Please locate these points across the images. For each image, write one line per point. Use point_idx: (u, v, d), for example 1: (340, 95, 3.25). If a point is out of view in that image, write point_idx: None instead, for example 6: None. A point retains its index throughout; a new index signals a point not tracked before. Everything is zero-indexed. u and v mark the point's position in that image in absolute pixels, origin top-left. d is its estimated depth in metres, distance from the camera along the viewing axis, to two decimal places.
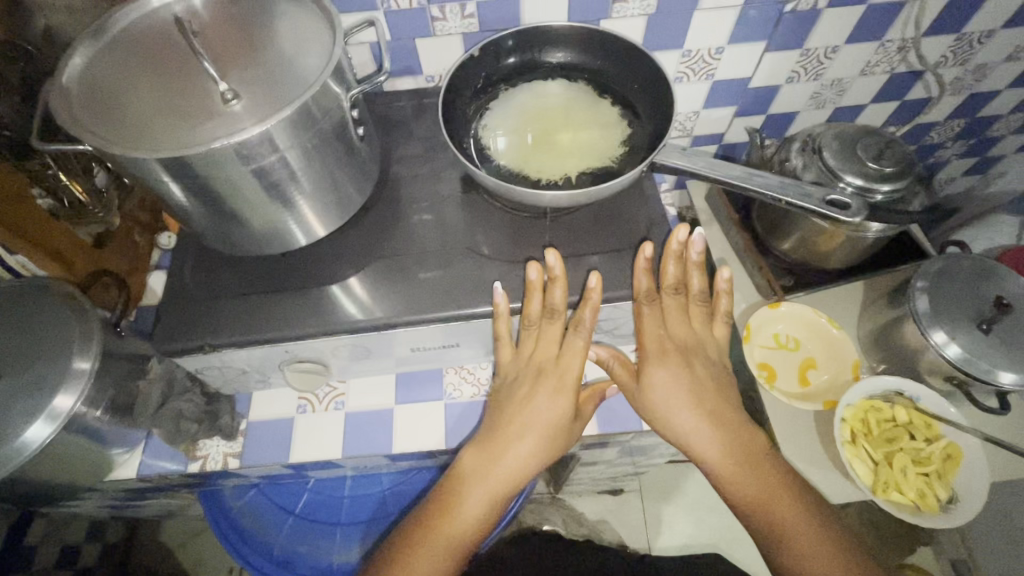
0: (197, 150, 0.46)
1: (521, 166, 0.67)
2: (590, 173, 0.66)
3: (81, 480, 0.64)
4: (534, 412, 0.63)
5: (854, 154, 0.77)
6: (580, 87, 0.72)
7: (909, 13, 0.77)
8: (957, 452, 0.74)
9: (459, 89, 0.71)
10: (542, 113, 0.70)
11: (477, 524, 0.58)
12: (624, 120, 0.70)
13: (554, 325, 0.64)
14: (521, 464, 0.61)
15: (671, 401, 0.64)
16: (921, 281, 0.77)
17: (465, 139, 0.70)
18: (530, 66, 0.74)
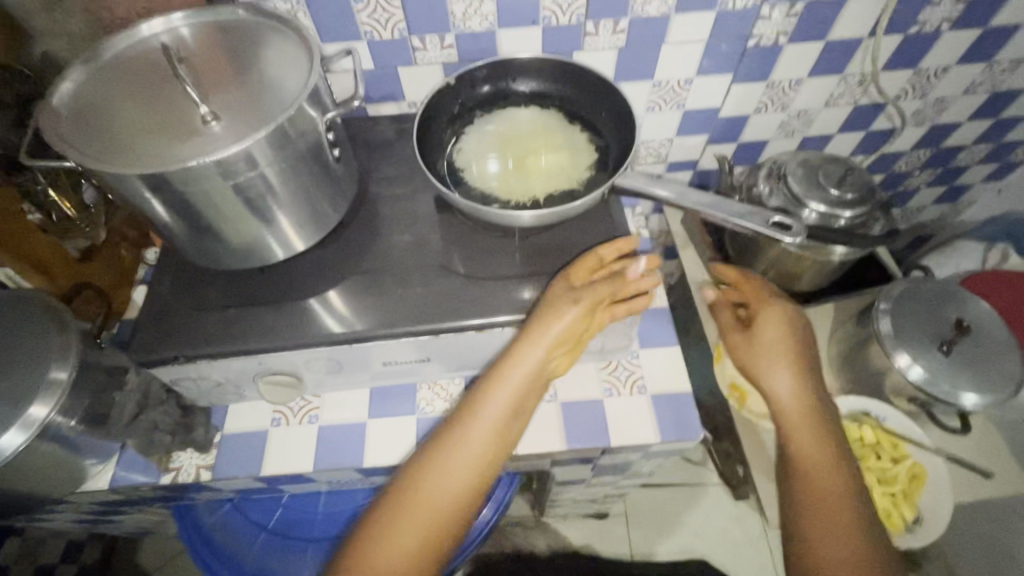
0: (178, 168, 0.48)
1: (492, 190, 0.70)
2: (557, 196, 0.69)
3: (53, 491, 0.65)
4: (552, 328, 0.58)
5: (817, 180, 0.80)
6: (551, 114, 0.76)
7: (865, 50, 0.81)
8: (922, 472, 0.77)
9: (436, 114, 0.74)
10: (514, 138, 0.73)
11: (497, 425, 0.58)
12: (594, 145, 0.74)
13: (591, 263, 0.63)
14: (530, 373, 0.59)
15: (770, 353, 0.71)
16: (884, 303, 0.80)
17: (441, 163, 0.73)
18: (504, 94, 0.77)
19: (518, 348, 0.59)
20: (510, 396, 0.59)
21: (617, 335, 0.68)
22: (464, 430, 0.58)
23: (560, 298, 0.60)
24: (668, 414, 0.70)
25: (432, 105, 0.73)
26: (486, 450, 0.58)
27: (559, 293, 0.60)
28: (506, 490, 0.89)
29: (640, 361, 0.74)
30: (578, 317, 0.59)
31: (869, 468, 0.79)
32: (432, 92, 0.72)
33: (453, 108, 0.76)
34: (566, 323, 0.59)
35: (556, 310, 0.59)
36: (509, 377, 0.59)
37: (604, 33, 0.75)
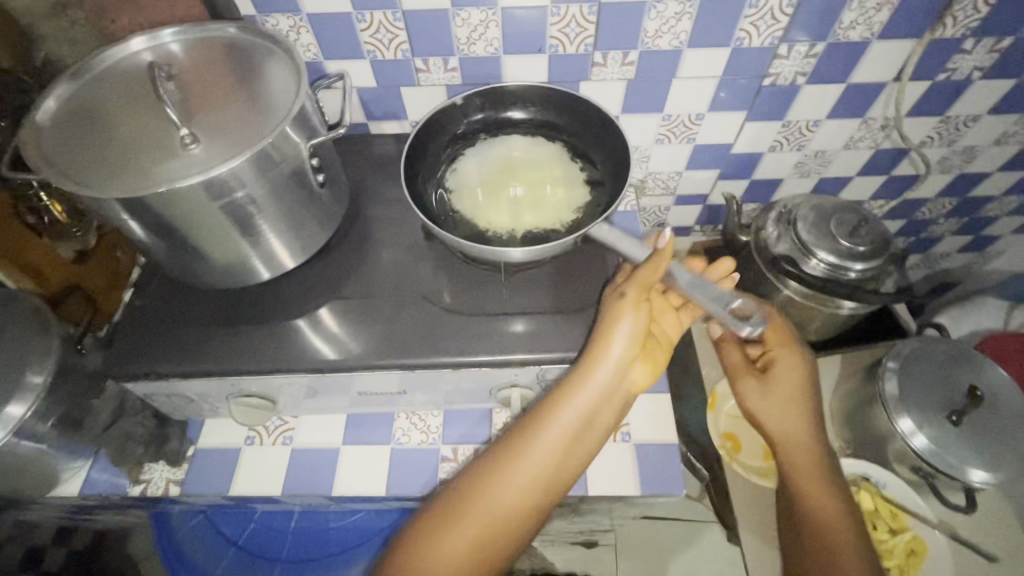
0: (151, 191, 0.47)
1: (474, 214, 0.69)
2: (539, 235, 0.66)
3: (23, 493, 0.65)
4: (615, 340, 0.56)
5: (828, 229, 0.76)
6: (552, 148, 0.74)
7: (890, 94, 0.77)
8: (921, 547, 0.72)
9: (439, 134, 0.74)
10: (510, 166, 0.72)
11: (564, 445, 0.56)
12: (589, 183, 0.71)
13: (644, 277, 0.58)
14: (600, 393, 0.56)
15: (783, 401, 0.69)
16: (892, 361, 0.76)
17: (427, 183, 0.72)
18: (511, 121, 0.76)
19: (590, 365, 0.56)
20: (583, 411, 0.56)
21: None
22: (529, 446, 0.55)
23: (628, 303, 0.57)
24: (651, 465, 0.67)
25: (436, 122, 0.73)
26: (552, 463, 0.55)
27: (610, 299, 0.59)
28: None
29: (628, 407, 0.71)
30: (637, 320, 0.57)
31: None
32: (435, 111, 0.72)
33: (454, 128, 0.75)
34: (628, 330, 0.57)
35: (615, 318, 0.57)
36: (580, 394, 0.55)
37: (612, 64, 0.72)
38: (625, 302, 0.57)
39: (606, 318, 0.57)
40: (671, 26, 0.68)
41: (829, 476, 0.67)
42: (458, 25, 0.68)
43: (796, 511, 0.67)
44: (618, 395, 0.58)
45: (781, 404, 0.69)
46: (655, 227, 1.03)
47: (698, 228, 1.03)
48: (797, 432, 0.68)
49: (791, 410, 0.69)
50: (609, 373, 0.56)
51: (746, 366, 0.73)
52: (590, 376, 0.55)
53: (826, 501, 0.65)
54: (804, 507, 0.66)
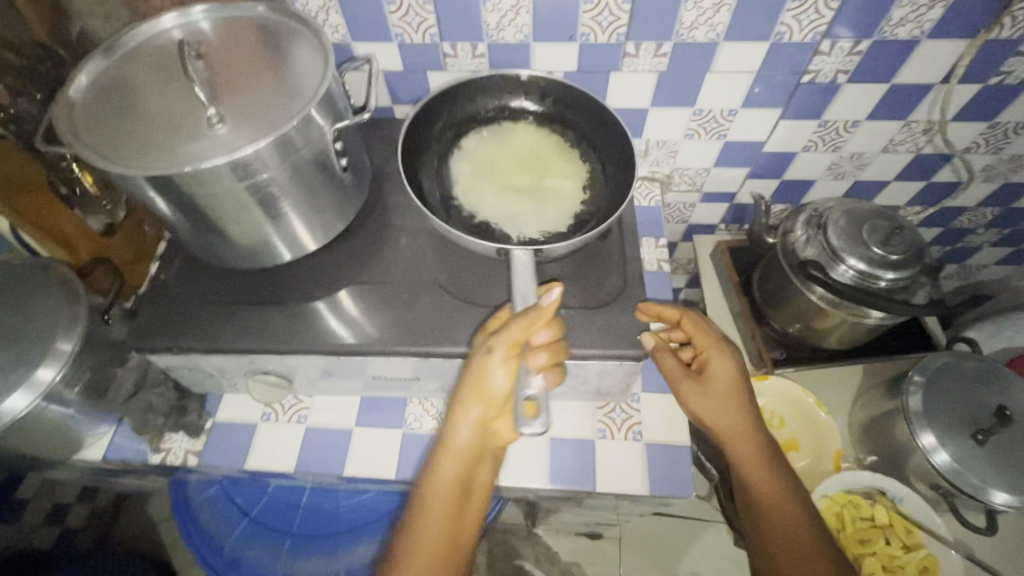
0: (177, 170, 0.47)
1: (466, 178, 0.71)
2: (491, 237, 0.65)
3: (50, 455, 0.67)
4: (470, 408, 0.54)
5: (860, 235, 0.73)
6: (575, 160, 0.73)
7: (936, 97, 0.74)
8: (934, 566, 0.70)
9: (487, 99, 0.75)
10: (533, 152, 0.72)
11: (448, 510, 0.55)
12: (579, 211, 0.69)
13: (519, 326, 0.52)
14: (463, 449, 0.56)
15: (727, 398, 0.62)
16: (918, 375, 0.73)
17: (436, 126, 0.73)
18: (564, 110, 0.75)
19: (452, 424, 0.55)
20: (454, 474, 0.56)
21: (614, 380, 0.64)
22: (416, 522, 0.54)
23: (488, 359, 0.52)
24: (661, 466, 0.67)
25: (495, 85, 0.74)
26: (446, 534, 0.54)
27: (478, 352, 0.54)
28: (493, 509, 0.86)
29: (640, 406, 0.71)
30: (506, 368, 0.53)
31: (875, 552, 0.72)
32: (493, 73, 0.72)
33: (508, 98, 0.75)
34: (495, 388, 0.53)
35: (482, 378, 0.53)
36: (444, 462, 0.55)
37: (645, 55, 0.70)
38: (486, 358, 0.52)
39: (463, 379, 0.54)
40: (707, 18, 0.65)
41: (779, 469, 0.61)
42: (489, 10, 0.66)
43: (760, 528, 0.59)
44: (489, 446, 0.58)
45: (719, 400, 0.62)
46: (678, 223, 1.01)
47: (723, 226, 1.01)
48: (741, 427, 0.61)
49: (735, 407, 0.62)
50: (467, 431, 0.55)
51: (682, 371, 0.64)
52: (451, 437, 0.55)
53: (780, 497, 0.59)
54: (761, 509, 0.60)
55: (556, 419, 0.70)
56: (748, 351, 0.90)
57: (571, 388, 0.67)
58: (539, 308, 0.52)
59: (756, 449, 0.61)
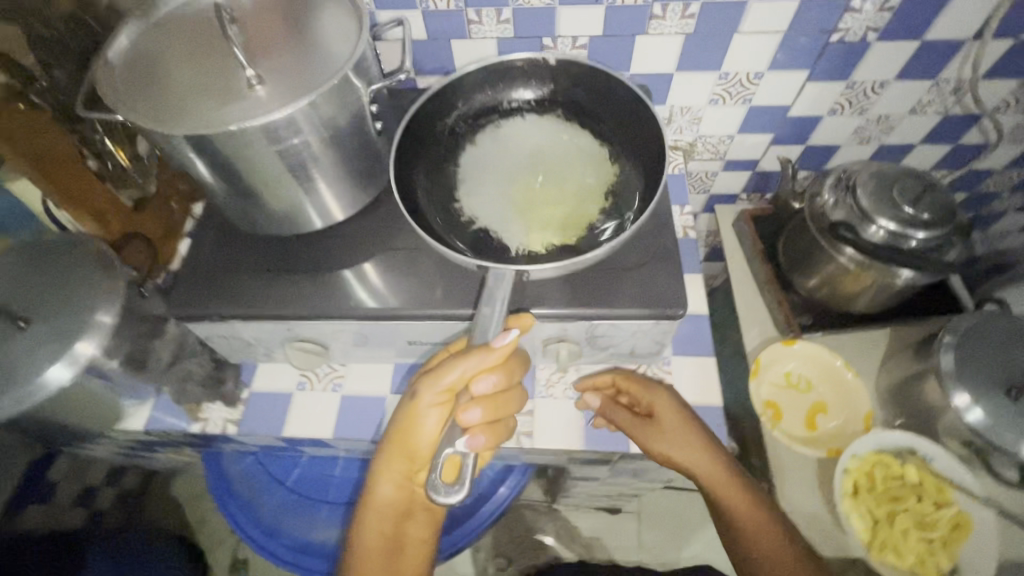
0: (220, 130, 0.48)
1: (478, 172, 0.68)
2: (489, 246, 0.63)
3: (92, 424, 0.69)
4: (392, 462, 0.59)
5: (890, 195, 0.73)
6: (602, 165, 0.68)
7: (967, 53, 0.73)
8: (967, 522, 0.71)
9: (512, 88, 0.73)
10: (550, 156, 0.69)
11: (377, 557, 0.60)
12: (596, 224, 0.63)
13: (448, 375, 0.53)
14: (388, 499, 0.61)
15: (682, 443, 0.61)
16: (949, 336, 0.74)
17: (451, 117, 0.72)
18: (593, 101, 0.72)
19: (375, 476, 0.60)
20: (382, 527, 0.61)
21: (649, 341, 0.64)
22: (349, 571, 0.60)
23: (415, 406, 0.56)
24: None
25: (519, 72, 0.72)
26: None
27: (404, 402, 0.57)
28: (519, 478, 0.88)
29: (671, 368, 0.71)
30: (433, 418, 0.56)
31: (907, 509, 0.73)
32: (518, 58, 0.70)
33: (535, 87, 0.73)
34: (423, 436, 0.57)
35: (408, 431, 0.57)
36: (369, 517, 0.61)
37: (672, 16, 0.70)
38: (414, 405, 0.56)
39: (390, 429, 0.58)
40: None
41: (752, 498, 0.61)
42: None
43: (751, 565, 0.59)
44: (417, 500, 0.62)
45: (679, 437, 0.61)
46: (700, 193, 1.00)
47: (745, 196, 1.00)
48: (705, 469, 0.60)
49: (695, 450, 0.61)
50: (390, 485, 0.60)
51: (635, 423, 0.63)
52: (374, 490, 0.60)
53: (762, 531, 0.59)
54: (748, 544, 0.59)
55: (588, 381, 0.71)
56: (773, 317, 0.90)
57: (603, 352, 0.68)
58: (490, 350, 0.52)
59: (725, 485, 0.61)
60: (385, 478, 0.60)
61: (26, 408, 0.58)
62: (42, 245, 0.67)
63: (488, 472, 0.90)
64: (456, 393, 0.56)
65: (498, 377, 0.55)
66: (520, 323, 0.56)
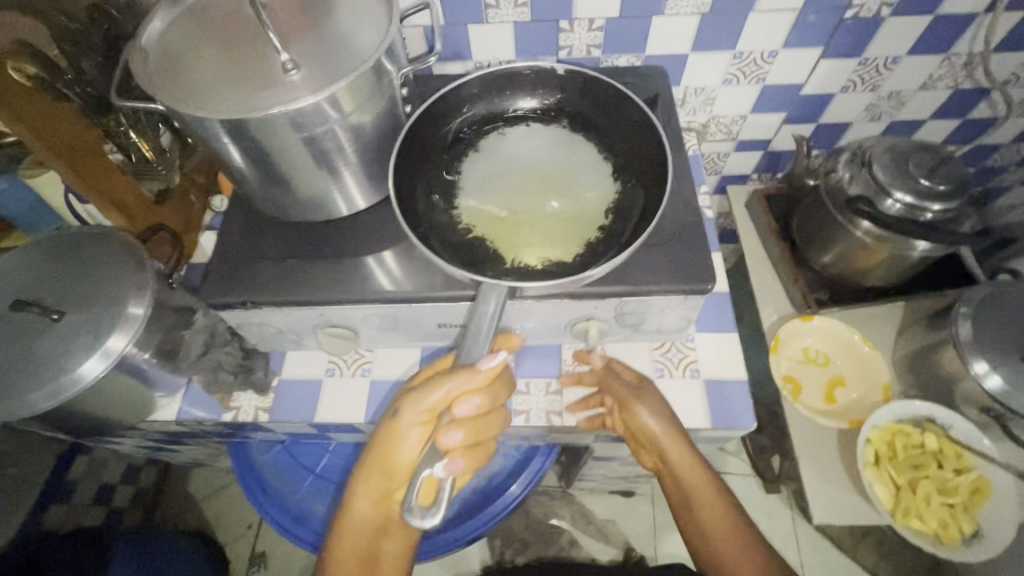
0: (256, 115, 0.48)
1: (477, 179, 0.66)
2: (486, 255, 0.61)
3: (125, 417, 0.69)
4: (370, 477, 0.59)
5: (906, 168, 0.74)
6: (603, 178, 0.66)
7: (979, 27, 0.74)
8: (986, 486, 0.75)
9: (519, 97, 0.71)
10: (551, 167, 0.66)
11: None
12: (595, 239, 0.61)
13: (429, 395, 0.53)
14: (364, 516, 0.60)
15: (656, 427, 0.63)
16: (965, 306, 0.75)
17: (455, 122, 0.70)
18: (597, 112, 0.70)
19: (353, 493, 0.60)
20: (356, 546, 0.59)
21: (675, 317, 0.65)
22: None
23: (396, 422, 0.56)
24: (720, 400, 0.69)
25: (527, 80, 0.71)
26: None
27: (386, 420, 0.57)
28: (545, 460, 0.88)
29: (695, 345, 0.72)
30: (413, 435, 0.57)
31: (928, 475, 0.76)
32: (525, 66, 0.69)
33: (542, 96, 0.71)
34: (403, 454, 0.57)
35: (388, 447, 0.57)
36: (343, 536, 0.60)
37: None
38: (396, 422, 0.56)
39: (370, 445, 0.58)
40: None
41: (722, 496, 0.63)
42: None
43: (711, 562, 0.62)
44: (394, 519, 0.61)
45: (658, 416, 0.63)
46: (711, 175, 1.01)
47: (756, 176, 1.01)
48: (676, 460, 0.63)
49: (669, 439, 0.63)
50: (367, 501, 0.60)
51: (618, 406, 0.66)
52: (349, 506, 0.60)
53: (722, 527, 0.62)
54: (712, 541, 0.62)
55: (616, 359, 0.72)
56: (789, 294, 0.92)
57: (632, 330, 0.69)
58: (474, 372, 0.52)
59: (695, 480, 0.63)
60: (363, 494, 0.60)
61: (62, 401, 0.58)
62: (67, 240, 0.67)
63: (513, 453, 0.91)
64: (438, 413, 0.56)
65: (482, 399, 0.55)
66: (505, 344, 0.62)
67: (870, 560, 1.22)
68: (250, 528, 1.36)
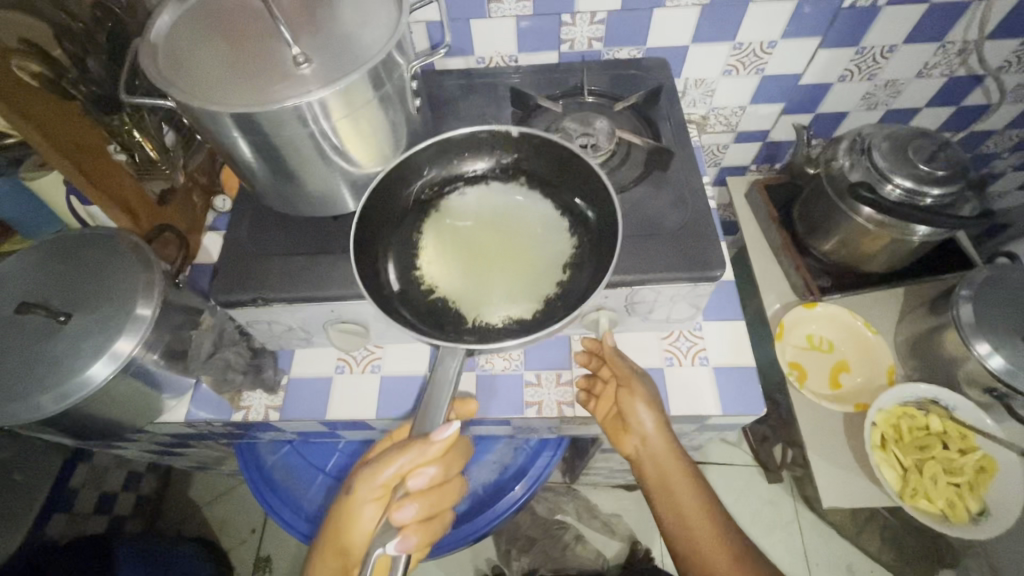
0: (268, 109, 0.48)
1: (435, 246, 0.62)
2: (445, 324, 0.57)
3: (133, 421, 0.68)
4: (331, 551, 0.58)
5: (906, 154, 0.75)
6: (561, 243, 0.61)
7: (973, 15, 0.75)
8: (991, 465, 0.77)
9: (476, 158, 0.65)
10: (507, 226, 0.62)
11: None
12: (552, 296, 0.58)
13: (384, 466, 0.53)
14: None
15: (648, 428, 0.64)
16: (966, 289, 0.76)
17: (416, 185, 0.64)
18: (556, 174, 0.64)
19: (315, 561, 0.59)
20: None
21: (685, 305, 0.66)
22: None
23: (351, 500, 0.56)
24: (730, 388, 0.70)
25: (483, 143, 0.64)
26: None
27: (345, 491, 0.57)
28: (554, 453, 0.88)
29: (703, 333, 0.73)
30: (371, 504, 0.56)
31: (935, 456, 0.78)
32: (480, 129, 0.62)
33: (500, 155, 0.65)
34: (361, 527, 0.57)
35: (349, 518, 0.57)
36: None
37: None
38: (350, 499, 0.56)
39: (331, 519, 0.58)
40: None
41: (710, 508, 0.63)
42: None
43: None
44: None
45: (647, 409, 0.64)
46: (711, 167, 1.02)
47: (755, 167, 1.03)
48: (662, 460, 0.64)
49: (655, 443, 0.65)
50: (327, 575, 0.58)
51: (609, 404, 0.68)
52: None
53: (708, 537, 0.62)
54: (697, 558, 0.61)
55: (626, 349, 0.72)
56: (792, 283, 0.93)
57: (642, 319, 0.70)
58: (427, 443, 0.50)
59: (679, 484, 0.64)
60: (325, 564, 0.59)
61: (70, 405, 0.58)
62: (74, 242, 0.67)
63: (524, 448, 0.91)
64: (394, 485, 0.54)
65: (436, 471, 0.52)
66: (463, 411, 0.63)
67: (872, 545, 1.24)
68: (254, 532, 1.35)
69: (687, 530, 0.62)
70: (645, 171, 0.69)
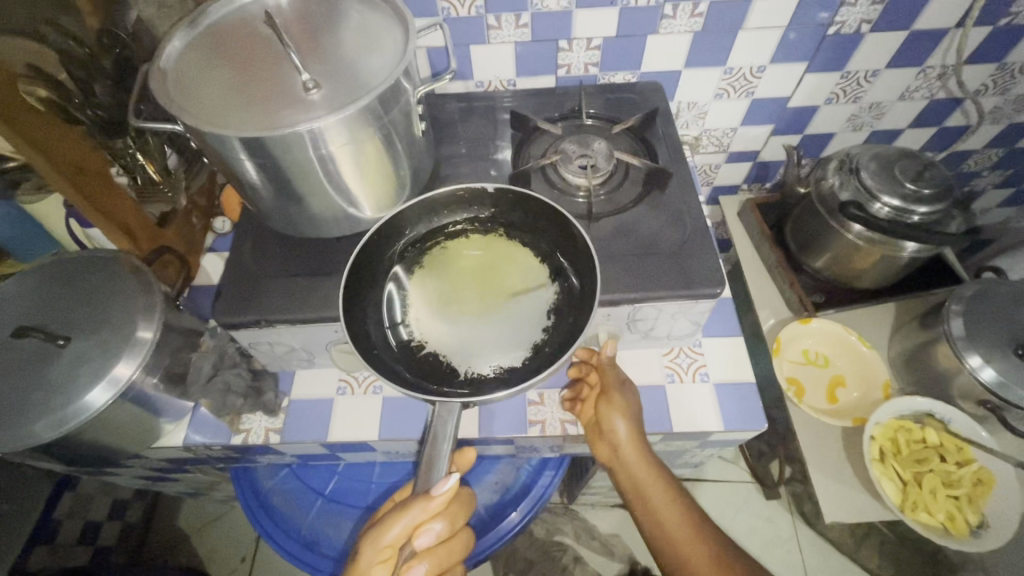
0: (279, 132, 0.48)
1: (419, 304, 0.62)
2: (436, 378, 0.58)
3: (130, 447, 0.67)
4: None
5: (893, 174, 0.77)
6: (545, 292, 0.62)
7: (952, 41, 0.79)
8: (988, 477, 0.78)
9: (454, 213, 0.66)
10: (490, 277, 0.63)
11: None
12: (541, 339, 0.59)
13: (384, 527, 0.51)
14: None
15: (623, 435, 0.65)
16: (956, 304, 0.78)
17: (399, 244, 0.64)
18: (534, 223, 0.65)
19: None
20: None
21: (685, 323, 0.67)
22: None
23: (356, 569, 0.53)
24: (732, 404, 0.70)
25: (463, 199, 0.66)
26: None
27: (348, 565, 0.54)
28: (556, 472, 0.88)
29: (702, 350, 0.73)
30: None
31: (932, 469, 0.79)
32: (456, 187, 0.64)
33: (478, 211, 0.66)
34: None
35: None
36: None
37: (682, 15, 0.74)
38: (355, 569, 0.53)
39: None
40: None
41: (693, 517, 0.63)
42: None
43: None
44: None
45: (622, 418, 0.65)
46: (704, 186, 1.04)
47: (746, 187, 1.05)
48: (638, 470, 0.64)
49: (632, 453, 0.64)
50: None
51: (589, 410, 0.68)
52: None
53: (688, 543, 0.61)
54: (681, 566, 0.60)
55: (626, 368, 0.73)
56: (787, 299, 0.95)
57: (642, 336, 0.70)
58: (430, 499, 0.49)
59: (658, 491, 0.64)
60: None
61: (66, 432, 0.57)
62: (72, 268, 0.66)
63: (526, 466, 0.90)
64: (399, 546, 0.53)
65: (441, 526, 0.52)
66: (461, 462, 0.62)
67: (871, 561, 1.24)
68: (244, 561, 1.28)
69: (671, 539, 0.62)
70: (643, 191, 0.70)
